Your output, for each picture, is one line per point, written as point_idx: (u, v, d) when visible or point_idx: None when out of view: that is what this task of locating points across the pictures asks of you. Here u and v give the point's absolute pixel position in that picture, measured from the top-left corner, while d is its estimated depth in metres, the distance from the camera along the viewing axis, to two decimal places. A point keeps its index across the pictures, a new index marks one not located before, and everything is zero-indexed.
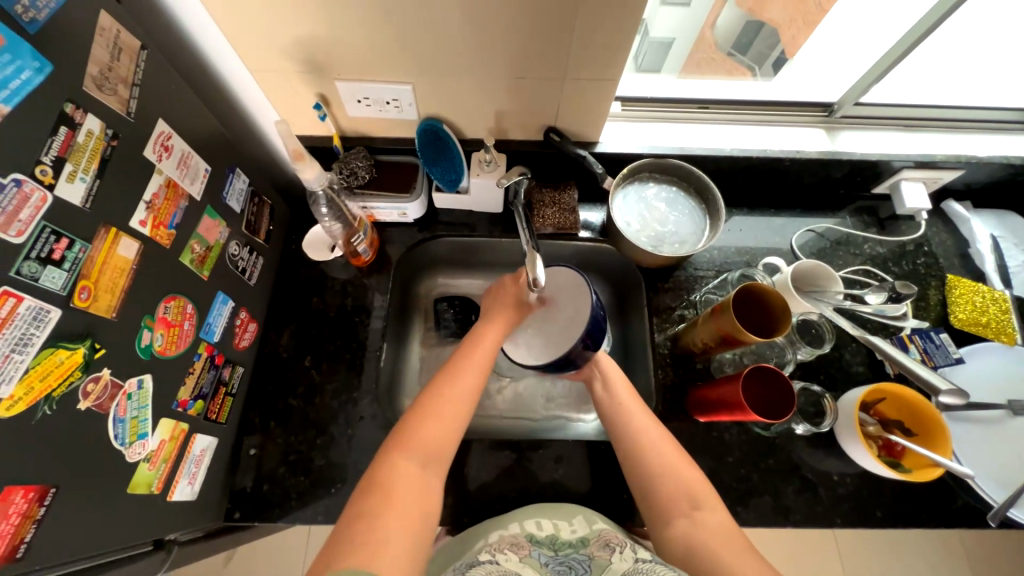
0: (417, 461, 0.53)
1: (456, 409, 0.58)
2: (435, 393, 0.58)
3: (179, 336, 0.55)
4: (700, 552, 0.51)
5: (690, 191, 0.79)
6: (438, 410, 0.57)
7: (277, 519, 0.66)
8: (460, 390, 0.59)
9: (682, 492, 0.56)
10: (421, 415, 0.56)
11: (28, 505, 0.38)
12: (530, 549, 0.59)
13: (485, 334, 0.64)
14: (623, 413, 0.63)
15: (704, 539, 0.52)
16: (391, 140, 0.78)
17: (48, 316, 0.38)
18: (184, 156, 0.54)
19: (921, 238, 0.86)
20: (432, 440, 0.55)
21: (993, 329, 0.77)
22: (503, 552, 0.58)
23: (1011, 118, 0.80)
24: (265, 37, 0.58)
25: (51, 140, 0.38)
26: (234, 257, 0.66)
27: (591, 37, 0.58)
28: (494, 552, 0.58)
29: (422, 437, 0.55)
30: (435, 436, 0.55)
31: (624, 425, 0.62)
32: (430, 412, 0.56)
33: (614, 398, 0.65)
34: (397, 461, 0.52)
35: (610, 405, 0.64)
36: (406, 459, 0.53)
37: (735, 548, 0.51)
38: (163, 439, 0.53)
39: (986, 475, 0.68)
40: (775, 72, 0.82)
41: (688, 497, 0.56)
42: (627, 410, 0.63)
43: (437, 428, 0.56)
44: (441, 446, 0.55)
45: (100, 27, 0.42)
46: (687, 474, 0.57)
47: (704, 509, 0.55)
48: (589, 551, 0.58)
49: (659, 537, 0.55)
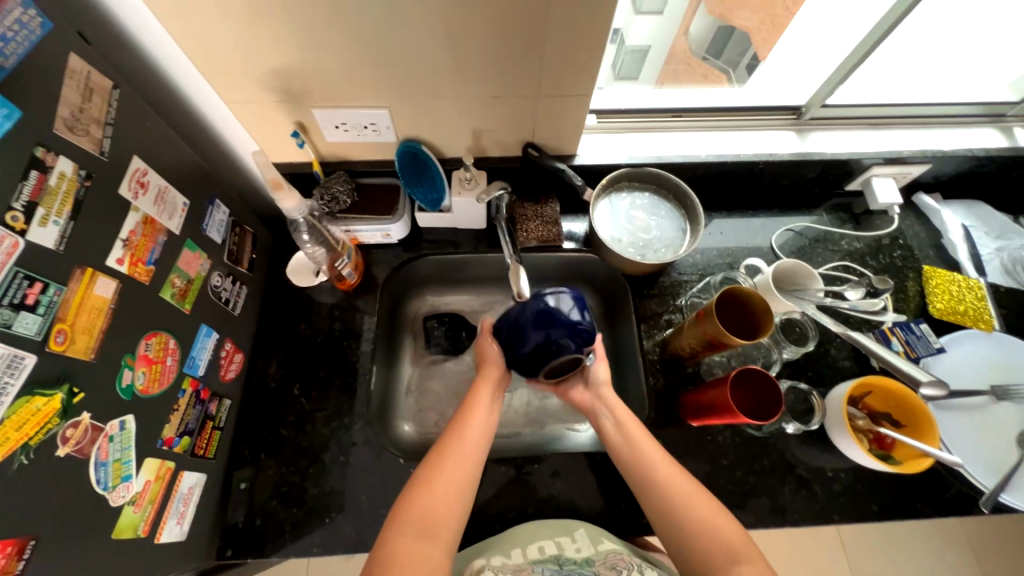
0: (415, 535, 0.54)
1: (481, 419, 0.64)
2: (457, 430, 0.62)
3: (162, 372, 0.54)
4: (699, 563, 0.54)
5: (668, 197, 0.80)
6: (442, 481, 0.57)
7: (271, 554, 0.65)
8: (478, 405, 0.65)
9: (718, 548, 0.54)
10: (444, 464, 0.59)
11: (6, 560, 0.36)
12: (533, 568, 0.60)
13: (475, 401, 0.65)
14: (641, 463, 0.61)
15: None
16: (372, 163, 0.78)
17: (23, 363, 0.38)
18: (161, 191, 0.54)
19: (896, 232, 0.88)
20: (432, 509, 0.55)
21: (971, 316, 0.79)
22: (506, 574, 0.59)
23: (971, 112, 0.84)
24: (240, 68, 0.59)
25: (21, 186, 0.38)
26: (217, 288, 0.65)
27: (559, 55, 0.60)
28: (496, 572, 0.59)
29: (435, 493, 0.56)
30: (452, 489, 0.57)
31: (636, 468, 0.61)
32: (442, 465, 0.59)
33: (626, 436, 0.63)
34: (400, 538, 0.54)
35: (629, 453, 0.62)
36: (404, 534, 0.54)
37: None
38: (149, 480, 0.52)
39: (975, 461, 0.69)
40: (749, 75, 0.84)
41: (727, 550, 0.54)
42: (644, 458, 0.61)
43: (463, 460, 0.60)
44: (453, 503, 0.57)
45: (71, 70, 0.42)
46: (720, 526, 0.55)
47: (743, 562, 0.53)
48: (596, 568, 0.59)
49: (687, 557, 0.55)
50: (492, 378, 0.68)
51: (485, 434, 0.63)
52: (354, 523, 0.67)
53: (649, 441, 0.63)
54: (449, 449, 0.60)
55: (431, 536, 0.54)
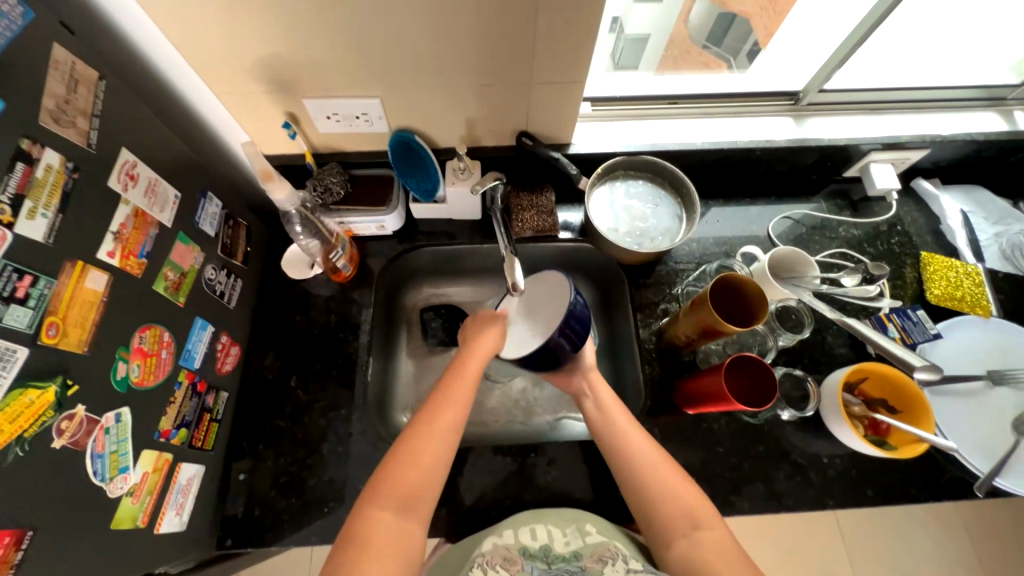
0: (394, 507, 0.54)
1: (454, 408, 0.62)
2: (425, 426, 0.60)
3: (157, 364, 0.54)
4: (658, 523, 0.57)
5: (665, 186, 0.80)
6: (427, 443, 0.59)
7: (270, 543, 0.66)
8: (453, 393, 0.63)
9: (681, 514, 0.57)
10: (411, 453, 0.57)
11: (4, 551, 0.37)
12: (523, 564, 0.58)
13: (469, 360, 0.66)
14: (617, 433, 0.63)
15: (701, 555, 0.54)
16: (365, 154, 0.78)
17: (14, 356, 0.38)
18: (151, 183, 0.53)
19: (894, 218, 0.87)
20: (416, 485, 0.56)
21: (968, 303, 0.79)
22: (496, 570, 0.57)
23: (972, 96, 0.82)
24: (228, 58, 0.58)
25: (7, 178, 0.38)
26: (212, 281, 0.65)
27: (551, 42, 0.59)
28: (487, 567, 0.57)
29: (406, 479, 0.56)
30: (422, 476, 0.57)
31: (613, 436, 0.63)
32: (413, 454, 0.57)
33: (605, 414, 0.65)
34: (381, 510, 0.54)
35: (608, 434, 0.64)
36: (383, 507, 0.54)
37: (731, 565, 0.54)
38: (147, 471, 0.52)
39: (971, 447, 0.69)
40: (749, 62, 0.83)
41: (686, 515, 0.57)
42: (621, 428, 0.64)
43: (433, 450, 0.58)
44: (423, 490, 0.56)
45: (55, 60, 0.42)
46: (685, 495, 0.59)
47: (702, 527, 0.56)
48: (583, 564, 0.58)
49: (650, 521, 0.58)
50: (490, 348, 0.66)
51: (454, 432, 0.61)
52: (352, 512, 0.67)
53: (628, 419, 0.65)
54: (435, 409, 0.61)
55: (408, 511, 0.55)
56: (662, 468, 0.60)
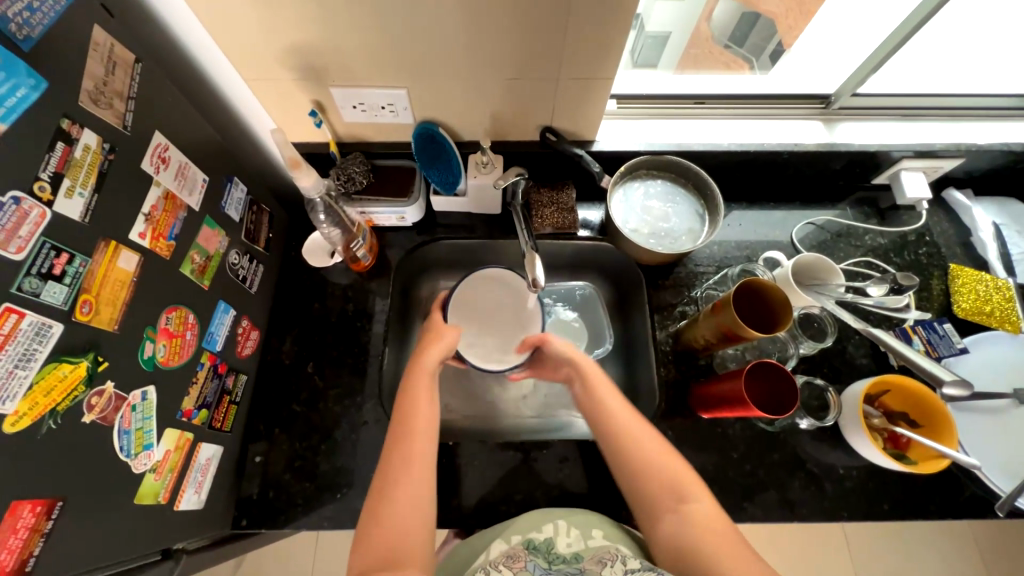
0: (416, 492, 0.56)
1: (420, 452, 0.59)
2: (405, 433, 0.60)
3: (182, 346, 0.55)
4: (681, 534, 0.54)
5: (689, 187, 0.78)
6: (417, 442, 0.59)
7: (284, 526, 0.67)
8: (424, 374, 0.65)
9: (669, 488, 0.57)
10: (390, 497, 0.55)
11: (37, 519, 0.38)
12: (526, 561, 0.57)
13: (417, 409, 0.62)
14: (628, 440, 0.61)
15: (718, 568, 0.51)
16: (388, 145, 0.78)
17: (50, 331, 0.39)
18: (182, 167, 0.54)
19: (922, 228, 0.85)
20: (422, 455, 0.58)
21: (996, 318, 0.77)
22: (499, 568, 0.56)
23: (1011, 105, 0.80)
24: (260, 45, 0.59)
25: (48, 157, 0.38)
26: (235, 265, 0.66)
27: (582, 38, 0.58)
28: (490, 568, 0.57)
29: (391, 518, 0.54)
30: (406, 516, 0.54)
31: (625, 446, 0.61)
32: (386, 497, 0.55)
33: (590, 390, 0.66)
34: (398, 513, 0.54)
35: (599, 412, 0.64)
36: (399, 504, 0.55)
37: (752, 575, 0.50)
38: (169, 449, 0.53)
39: (992, 466, 0.68)
40: (773, 64, 0.81)
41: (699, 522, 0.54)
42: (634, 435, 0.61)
43: (413, 480, 0.56)
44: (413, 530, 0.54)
45: (95, 42, 0.42)
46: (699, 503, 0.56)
47: (690, 500, 0.56)
48: (582, 565, 0.57)
49: (636, 491, 0.59)
50: (444, 348, 0.68)
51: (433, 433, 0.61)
52: (363, 498, 0.68)
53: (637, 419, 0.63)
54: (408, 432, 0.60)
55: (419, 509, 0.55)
56: (654, 442, 0.61)
